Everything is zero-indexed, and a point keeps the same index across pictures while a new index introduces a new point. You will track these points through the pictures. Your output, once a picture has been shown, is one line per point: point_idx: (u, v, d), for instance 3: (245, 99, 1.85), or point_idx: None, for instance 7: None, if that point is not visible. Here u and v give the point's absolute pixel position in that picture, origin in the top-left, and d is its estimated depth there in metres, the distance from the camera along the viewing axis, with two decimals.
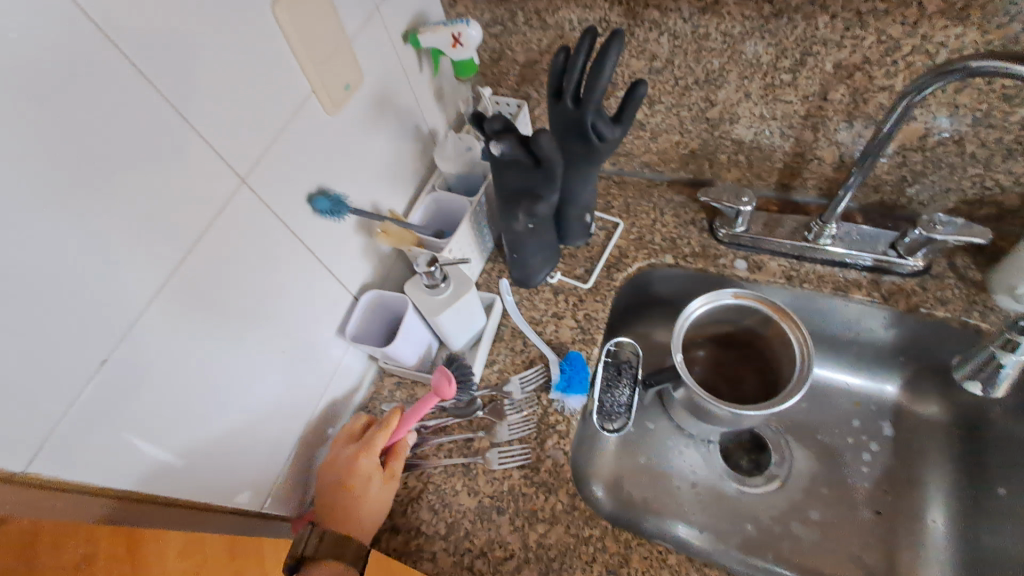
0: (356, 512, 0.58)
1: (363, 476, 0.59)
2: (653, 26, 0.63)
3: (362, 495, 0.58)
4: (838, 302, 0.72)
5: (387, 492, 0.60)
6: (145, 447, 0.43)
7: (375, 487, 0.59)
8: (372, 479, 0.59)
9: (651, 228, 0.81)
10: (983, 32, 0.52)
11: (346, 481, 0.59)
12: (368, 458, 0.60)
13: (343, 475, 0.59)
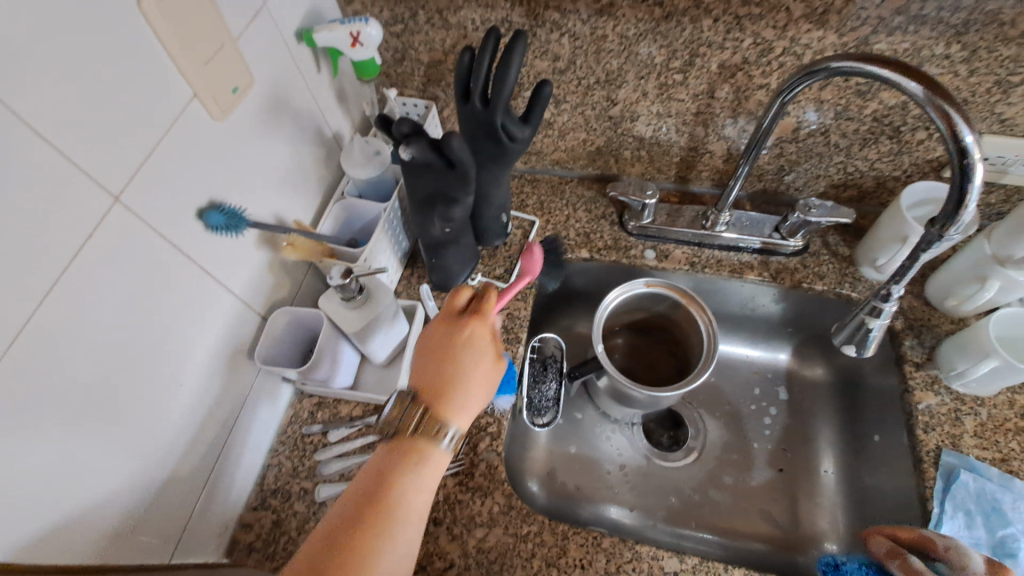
0: (461, 385, 0.52)
1: (473, 347, 0.54)
2: (554, 27, 0.65)
3: (472, 376, 0.53)
4: (736, 284, 0.79)
5: (495, 372, 0.55)
6: (10, 527, 0.37)
7: (485, 363, 0.54)
8: (483, 354, 0.54)
9: (565, 225, 0.83)
10: (840, 36, 0.58)
11: (457, 350, 0.53)
12: (483, 331, 0.55)
13: (451, 345, 0.54)
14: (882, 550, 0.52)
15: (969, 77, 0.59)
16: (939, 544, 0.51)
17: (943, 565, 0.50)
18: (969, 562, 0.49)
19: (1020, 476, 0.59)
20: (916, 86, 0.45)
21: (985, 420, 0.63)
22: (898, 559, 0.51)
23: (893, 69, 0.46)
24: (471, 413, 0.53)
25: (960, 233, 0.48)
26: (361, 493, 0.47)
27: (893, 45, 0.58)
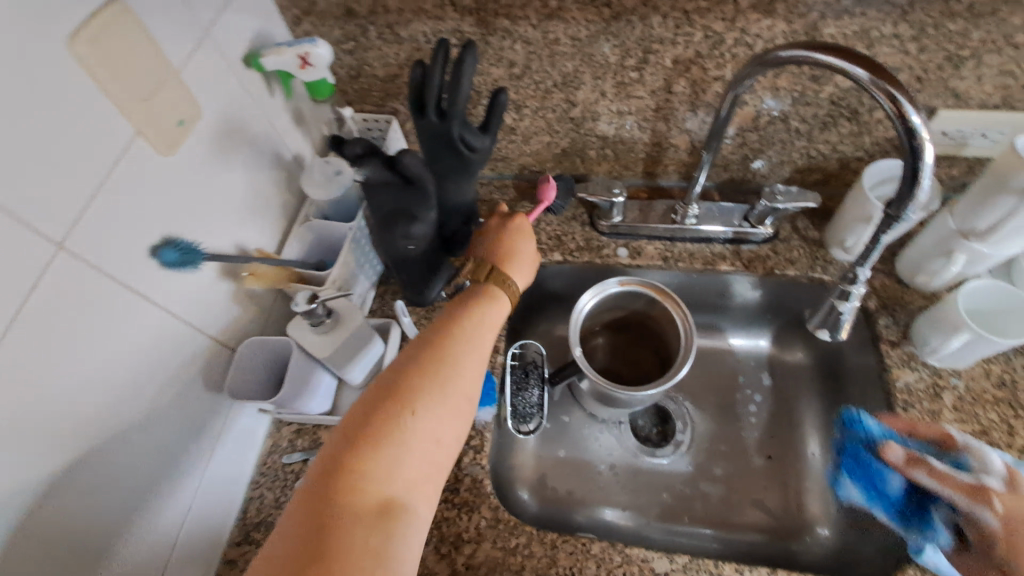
0: (514, 263, 0.66)
1: (520, 238, 0.68)
2: (505, 34, 0.64)
3: (521, 258, 0.67)
4: (710, 275, 0.79)
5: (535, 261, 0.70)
6: None
7: (530, 250, 0.68)
8: (527, 245, 0.68)
9: (537, 229, 0.83)
10: (789, 23, 0.58)
11: (506, 240, 0.67)
12: (524, 226, 0.69)
13: (499, 237, 0.67)
14: (899, 459, 0.53)
15: (919, 55, 0.59)
16: (960, 441, 0.54)
17: (959, 456, 0.54)
18: (990, 461, 0.51)
19: (1000, 448, 0.60)
20: (862, 72, 0.45)
21: (963, 394, 0.63)
22: (920, 467, 0.52)
23: (840, 56, 0.46)
24: (523, 279, 0.67)
25: (915, 214, 0.48)
26: (397, 371, 0.51)
27: (842, 28, 0.58)
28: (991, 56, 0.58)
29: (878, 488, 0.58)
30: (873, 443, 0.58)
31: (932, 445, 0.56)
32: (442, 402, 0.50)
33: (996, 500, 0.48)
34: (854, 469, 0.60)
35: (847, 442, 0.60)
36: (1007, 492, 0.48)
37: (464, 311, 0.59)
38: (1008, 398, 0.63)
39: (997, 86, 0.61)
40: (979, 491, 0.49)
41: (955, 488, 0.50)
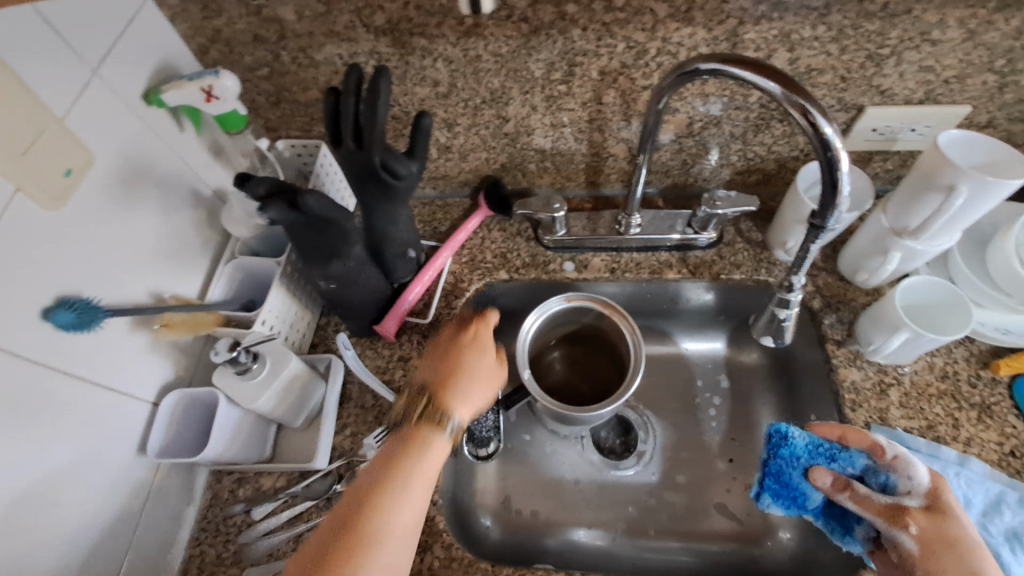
0: (462, 385, 0.55)
1: (473, 351, 0.57)
2: (425, 54, 0.62)
3: (470, 377, 0.56)
4: (658, 284, 0.78)
5: (497, 379, 0.58)
6: None
7: (485, 369, 0.57)
8: (485, 368, 0.57)
9: (481, 247, 0.80)
10: (709, 30, 0.57)
11: (455, 355, 0.57)
12: (485, 336, 0.59)
13: (451, 352, 0.58)
14: (827, 483, 0.54)
15: (841, 55, 0.59)
16: (888, 454, 0.52)
17: (886, 468, 0.53)
18: (912, 476, 0.51)
19: (946, 441, 0.60)
20: (777, 86, 0.45)
21: (908, 389, 0.63)
22: (845, 492, 0.52)
23: (754, 71, 0.46)
24: (473, 405, 0.54)
25: (839, 221, 0.48)
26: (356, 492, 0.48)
27: (763, 33, 0.57)
28: (910, 53, 0.58)
29: (801, 507, 0.56)
30: (801, 463, 0.55)
31: (860, 456, 0.54)
32: (397, 523, 0.46)
33: (912, 521, 0.49)
34: (778, 493, 0.57)
35: (771, 463, 0.57)
36: (921, 512, 0.49)
37: (408, 437, 0.51)
38: (951, 390, 0.63)
39: (919, 82, 0.61)
40: (896, 514, 0.50)
41: (874, 511, 0.50)
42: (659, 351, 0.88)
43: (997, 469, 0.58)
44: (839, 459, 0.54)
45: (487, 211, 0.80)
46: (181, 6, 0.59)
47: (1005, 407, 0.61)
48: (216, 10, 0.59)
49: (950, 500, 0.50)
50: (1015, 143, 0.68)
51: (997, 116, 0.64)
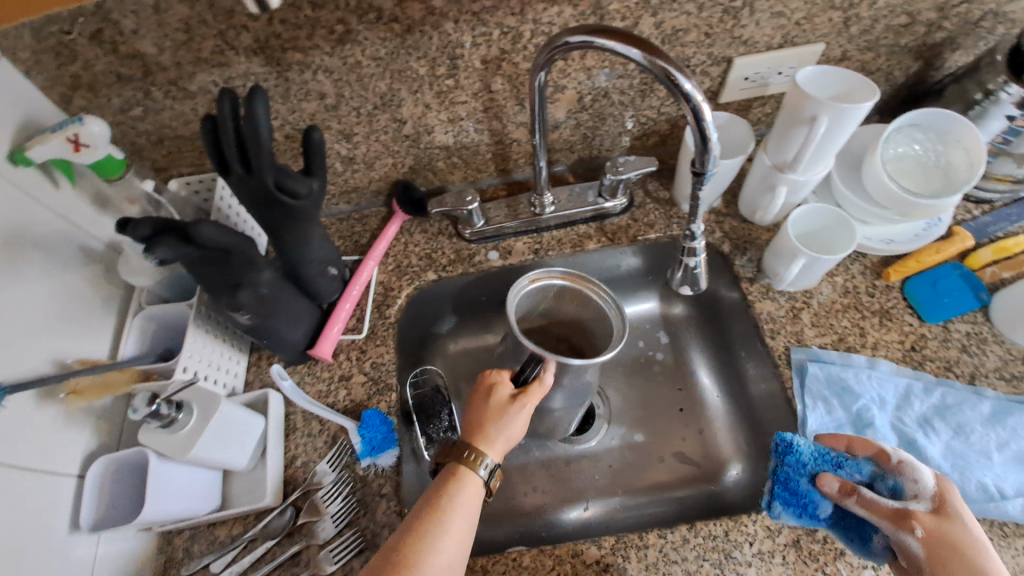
0: (487, 422, 0.59)
1: (492, 389, 0.61)
2: (304, 67, 0.61)
3: (492, 414, 0.59)
4: (583, 257, 0.79)
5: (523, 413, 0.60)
6: None
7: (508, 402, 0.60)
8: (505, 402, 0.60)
9: (405, 253, 0.80)
10: (575, 6, 0.59)
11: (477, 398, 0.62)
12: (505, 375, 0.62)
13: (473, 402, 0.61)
14: (835, 489, 0.54)
15: (701, 13, 0.63)
16: (894, 459, 0.53)
17: (892, 473, 0.54)
18: (918, 480, 0.52)
19: (856, 349, 0.65)
20: (638, 52, 0.47)
21: (818, 309, 0.68)
22: (853, 496, 0.53)
23: (615, 39, 0.48)
24: (502, 440, 0.58)
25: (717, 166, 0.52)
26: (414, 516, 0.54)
27: (625, 3, 0.60)
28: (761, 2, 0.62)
29: (812, 515, 0.54)
30: (808, 469, 0.56)
31: (866, 463, 0.55)
32: (451, 528, 0.52)
33: (917, 524, 0.49)
34: (789, 500, 0.55)
35: (777, 470, 0.57)
36: (927, 514, 0.49)
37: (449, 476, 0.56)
38: (855, 302, 0.68)
39: (775, 27, 0.66)
40: (902, 516, 0.50)
41: (882, 514, 0.51)
42: None
43: (902, 365, 0.63)
44: (847, 466, 0.55)
45: (404, 216, 0.80)
46: (31, 56, 0.55)
47: (902, 308, 0.67)
48: (70, 55, 0.56)
49: (955, 503, 0.50)
50: (869, 70, 0.74)
51: (849, 48, 0.70)
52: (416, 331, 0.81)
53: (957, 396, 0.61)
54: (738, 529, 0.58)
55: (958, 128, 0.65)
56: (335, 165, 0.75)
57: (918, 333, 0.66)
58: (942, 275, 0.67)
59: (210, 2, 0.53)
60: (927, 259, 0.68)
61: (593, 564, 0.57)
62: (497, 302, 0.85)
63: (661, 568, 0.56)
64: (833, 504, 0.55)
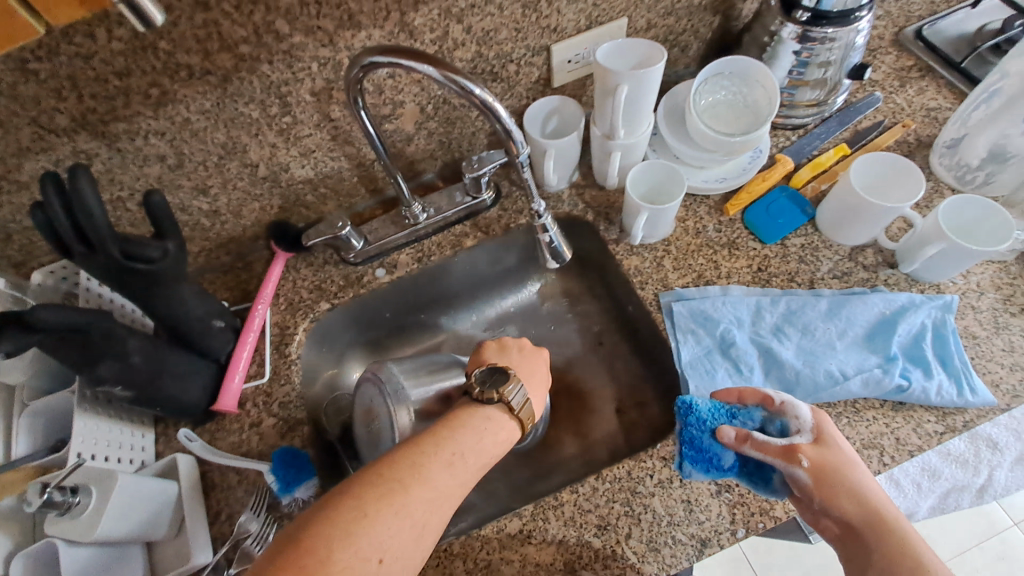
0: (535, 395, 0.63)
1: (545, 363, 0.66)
2: (133, 135, 0.62)
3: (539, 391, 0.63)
4: (463, 255, 0.83)
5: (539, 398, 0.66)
6: None
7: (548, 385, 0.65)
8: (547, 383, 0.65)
9: (295, 289, 0.80)
10: (382, 28, 0.63)
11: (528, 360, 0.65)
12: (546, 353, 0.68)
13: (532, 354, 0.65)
14: (732, 438, 0.57)
15: (504, 13, 0.68)
16: (777, 401, 0.58)
17: (777, 415, 0.58)
18: (798, 416, 0.57)
19: (713, 282, 0.72)
20: (430, 68, 0.52)
21: (676, 253, 0.75)
22: (747, 442, 0.56)
23: (401, 56, 0.52)
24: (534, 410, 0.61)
25: (528, 148, 0.61)
26: (456, 431, 0.53)
27: (428, 16, 0.64)
28: None
29: (718, 467, 0.57)
30: (708, 425, 0.59)
31: (756, 410, 0.59)
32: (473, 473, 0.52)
33: (803, 456, 0.54)
34: (695, 458, 0.58)
35: (683, 431, 0.60)
36: (810, 444, 0.54)
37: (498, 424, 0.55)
38: (706, 241, 0.75)
39: (577, 12, 0.72)
40: (790, 452, 0.54)
41: (773, 453, 0.55)
42: (509, 308, 0.91)
43: (752, 286, 0.71)
44: (739, 416, 0.59)
45: (285, 255, 0.80)
46: None
47: (745, 237, 0.75)
48: None
49: (830, 430, 0.55)
50: (676, 31, 0.82)
51: (650, 18, 0.78)
52: (328, 362, 0.83)
53: (798, 301, 0.68)
54: (639, 466, 0.63)
55: (755, 71, 0.73)
56: (200, 221, 0.76)
57: (762, 255, 0.73)
58: (771, 201, 0.75)
59: (12, 94, 0.54)
60: (755, 189, 0.76)
61: (518, 534, 0.60)
62: (401, 315, 0.87)
63: (579, 520, 0.60)
64: (734, 453, 0.58)
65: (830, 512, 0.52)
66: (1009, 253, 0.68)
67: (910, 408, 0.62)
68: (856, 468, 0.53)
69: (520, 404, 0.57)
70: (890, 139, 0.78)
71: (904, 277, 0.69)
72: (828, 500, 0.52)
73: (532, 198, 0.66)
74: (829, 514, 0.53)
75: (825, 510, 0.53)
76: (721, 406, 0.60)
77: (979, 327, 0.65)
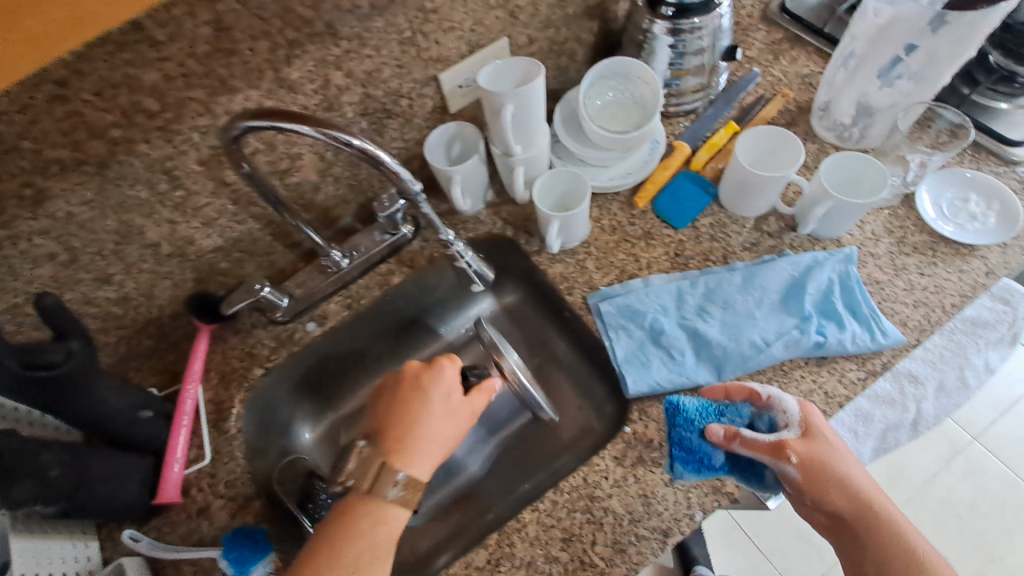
0: (422, 437, 0.57)
1: (437, 389, 0.60)
2: (14, 239, 0.59)
3: (430, 426, 0.58)
4: (394, 292, 0.82)
5: (462, 414, 0.60)
6: None
7: (450, 409, 0.59)
8: (455, 407, 0.60)
9: (225, 360, 0.78)
10: (259, 87, 0.62)
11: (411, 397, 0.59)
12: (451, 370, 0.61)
13: (414, 389, 0.60)
14: (721, 436, 0.57)
15: (382, 51, 0.68)
16: (764, 397, 0.58)
17: (765, 410, 0.59)
18: (786, 410, 0.58)
19: (635, 275, 0.74)
20: (309, 128, 0.51)
21: (597, 254, 0.77)
22: (736, 440, 0.56)
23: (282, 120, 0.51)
24: (428, 452, 0.57)
25: (420, 184, 0.61)
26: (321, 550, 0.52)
27: (304, 68, 0.63)
28: (428, 25, 0.69)
29: (709, 468, 0.57)
30: (696, 425, 0.58)
31: (744, 406, 0.60)
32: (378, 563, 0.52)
33: (792, 452, 0.55)
34: (686, 459, 0.58)
35: (674, 432, 0.60)
36: (799, 439, 0.56)
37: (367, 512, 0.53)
38: (622, 237, 0.77)
39: (456, 39, 0.73)
40: (779, 448, 0.55)
41: (763, 450, 0.55)
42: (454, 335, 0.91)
43: (672, 273, 0.73)
44: (728, 413, 0.59)
45: (208, 328, 0.77)
46: None
47: (658, 226, 0.77)
48: None
49: (817, 422, 0.57)
50: (558, 41, 0.84)
51: (529, 33, 0.79)
52: (278, 427, 0.82)
53: (715, 278, 0.71)
54: (594, 471, 0.63)
55: (636, 69, 0.75)
56: (110, 310, 0.73)
57: (677, 240, 0.76)
58: (676, 187, 0.78)
59: None
60: (658, 179, 0.79)
61: (485, 565, 0.59)
62: (341, 366, 0.84)
63: (543, 537, 0.60)
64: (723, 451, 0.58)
65: (822, 507, 0.56)
66: (893, 197, 0.73)
67: (833, 361, 0.65)
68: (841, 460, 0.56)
69: (370, 483, 0.54)
70: (773, 110, 0.82)
71: (806, 238, 0.73)
72: (818, 496, 0.55)
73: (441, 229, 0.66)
74: (821, 509, 0.56)
75: (816, 506, 0.56)
76: (709, 404, 0.60)
77: (880, 272, 0.69)
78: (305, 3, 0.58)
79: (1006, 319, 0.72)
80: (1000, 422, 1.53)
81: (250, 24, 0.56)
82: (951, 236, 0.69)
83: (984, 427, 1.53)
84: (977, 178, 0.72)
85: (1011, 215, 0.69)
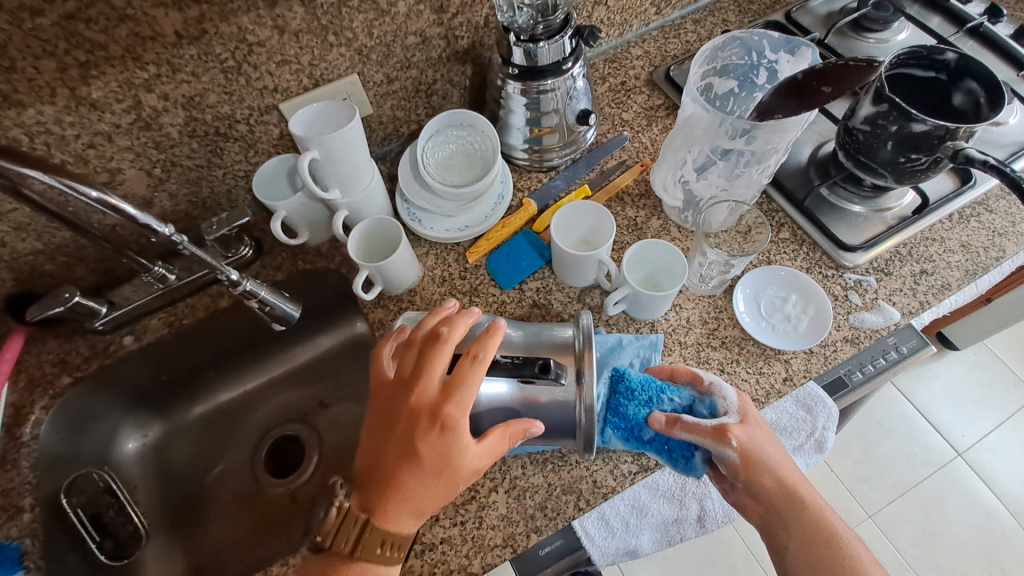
0: (403, 491, 0.51)
1: (419, 440, 0.51)
2: None
3: (414, 482, 0.51)
4: (220, 317, 0.83)
5: (461, 468, 0.51)
6: None
7: (438, 464, 0.51)
8: (447, 459, 0.51)
9: (37, 362, 0.78)
10: (52, 103, 0.61)
11: (401, 432, 0.52)
12: (458, 441, 0.51)
13: (405, 424, 0.52)
14: (662, 423, 0.58)
15: (201, 77, 0.65)
16: (706, 382, 0.60)
17: (706, 395, 0.61)
18: (726, 397, 0.60)
19: None
20: (39, 173, 0.51)
21: (420, 304, 0.75)
22: (678, 425, 0.57)
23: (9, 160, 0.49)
24: (404, 512, 0.52)
25: (167, 227, 0.62)
26: None
27: (107, 88, 0.62)
28: (255, 56, 0.66)
29: (637, 438, 0.60)
30: (636, 397, 0.60)
31: (685, 389, 0.61)
32: None
33: (734, 437, 0.57)
34: (617, 424, 0.60)
35: (610, 400, 0.61)
36: (738, 425, 0.58)
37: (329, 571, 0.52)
38: (449, 289, 0.76)
39: (293, 72, 0.70)
40: (721, 433, 0.57)
41: (704, 435, 0.57)
42: (296, 360, 0.92)
43: None
44: (669, 391, 0.61)
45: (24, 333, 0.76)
46: None
47: (487, 282, 0.76)
48: None
49: (751, 411, 0.60)
50: (426, 81, 0.82)
51: (386, 71, 0.77)
52: (91, 436, 0.81)
53: None
54: None
55: (478, 121, 0.75)
56: None
57: (499, 301, 0.74)
58: (511, 246, 0.77)
59: None
60: (494, 236, 0.77)
61: None
62: (182, 378, 0.87)
63: None
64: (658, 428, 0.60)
65: (751, 489, 0.58)
66: (711, 289, 0.71)
67: (608, 450, 0.66)
68: (773, 448, 0.59)
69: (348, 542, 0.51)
70: (629, 178, 0.81)
71: (624, 316, 0.71)
72: (750, 479, 0.58)
73: (224, 267, 0.66)
74: (753, 495, 0.59)
75: (747, 490, 0.59)
76: (654, 380, 0.62)
77: (683, 362, 0.68)
78: (92, 28, 0.57)
79: (805, 426, 0.69)
80: (898, 502, 1.50)
81: (27, 44, 0.55)
82: (758, 336, 0.68)
83: (880, 507, 1.50)
84: (795, 278, 0.71)
85: (820, 323, 0.68)
